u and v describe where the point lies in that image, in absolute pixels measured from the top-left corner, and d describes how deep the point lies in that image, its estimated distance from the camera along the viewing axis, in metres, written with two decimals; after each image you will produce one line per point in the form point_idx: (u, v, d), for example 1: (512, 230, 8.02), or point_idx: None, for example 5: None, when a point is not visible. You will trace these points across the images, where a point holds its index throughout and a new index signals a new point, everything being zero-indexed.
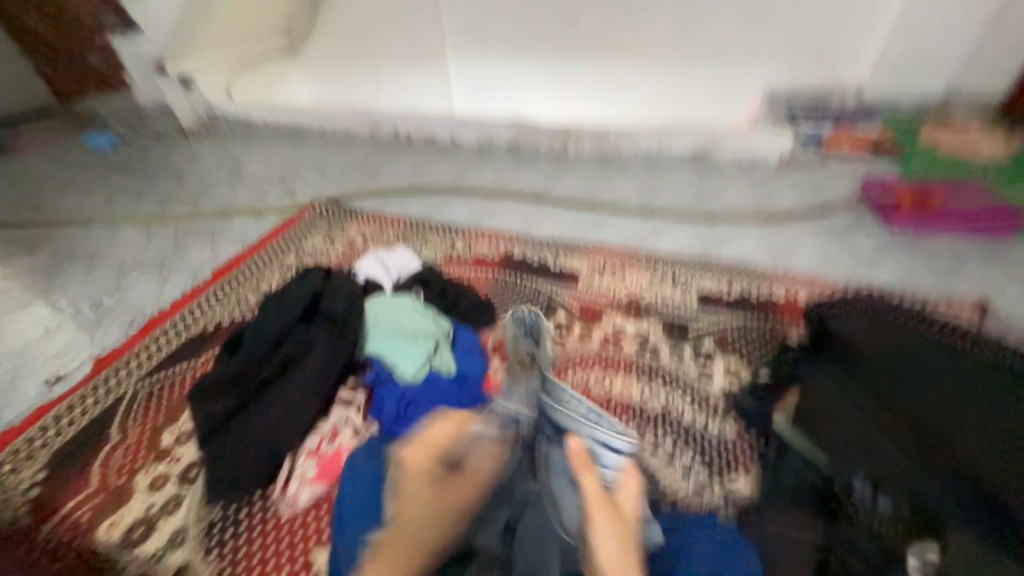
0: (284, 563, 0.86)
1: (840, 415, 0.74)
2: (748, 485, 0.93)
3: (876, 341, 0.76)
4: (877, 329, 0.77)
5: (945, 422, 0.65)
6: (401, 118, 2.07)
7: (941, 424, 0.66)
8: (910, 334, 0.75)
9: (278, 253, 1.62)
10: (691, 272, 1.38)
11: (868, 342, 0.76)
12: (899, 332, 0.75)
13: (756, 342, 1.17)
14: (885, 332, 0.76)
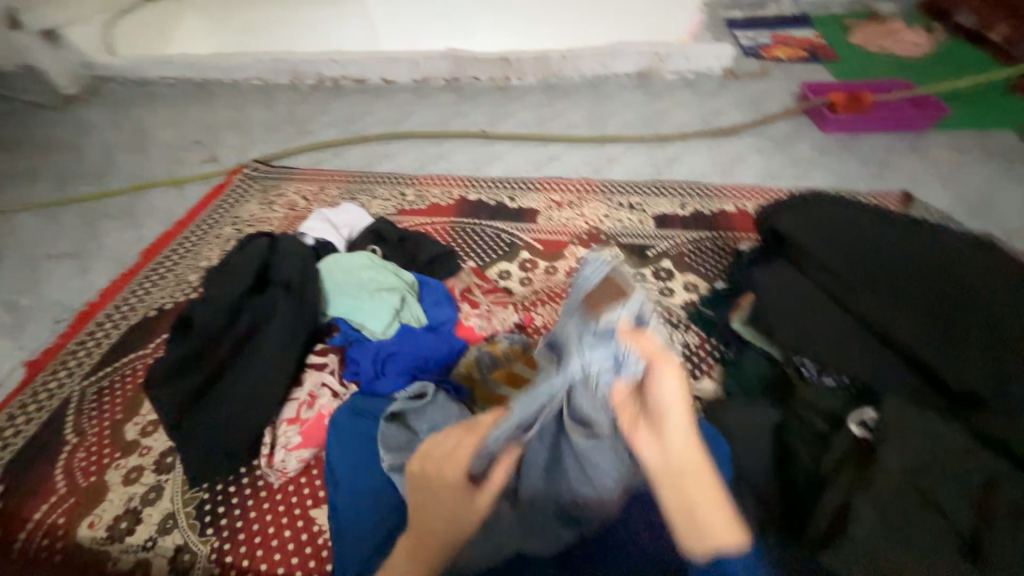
0: (285, 527, 0.86)
1: (793, 306, 0.80)
2: (714, 386, 0.95)
3: (823, 238, 0.82)
4: (821, 224, 0.84)
5: (879, 300, 0.75)
6: (323, 60, 1.87)
7: (879, 309, 0.74)
8: (853, 231, 0.81)
9: (212, 225, 1.48)
10: (646, 196, 1.40)
11: (813, 237, 0.83)
12: (840, 226, 0.82)
13: (712, 255, 1.23)
14: (832, 230, 0.82)
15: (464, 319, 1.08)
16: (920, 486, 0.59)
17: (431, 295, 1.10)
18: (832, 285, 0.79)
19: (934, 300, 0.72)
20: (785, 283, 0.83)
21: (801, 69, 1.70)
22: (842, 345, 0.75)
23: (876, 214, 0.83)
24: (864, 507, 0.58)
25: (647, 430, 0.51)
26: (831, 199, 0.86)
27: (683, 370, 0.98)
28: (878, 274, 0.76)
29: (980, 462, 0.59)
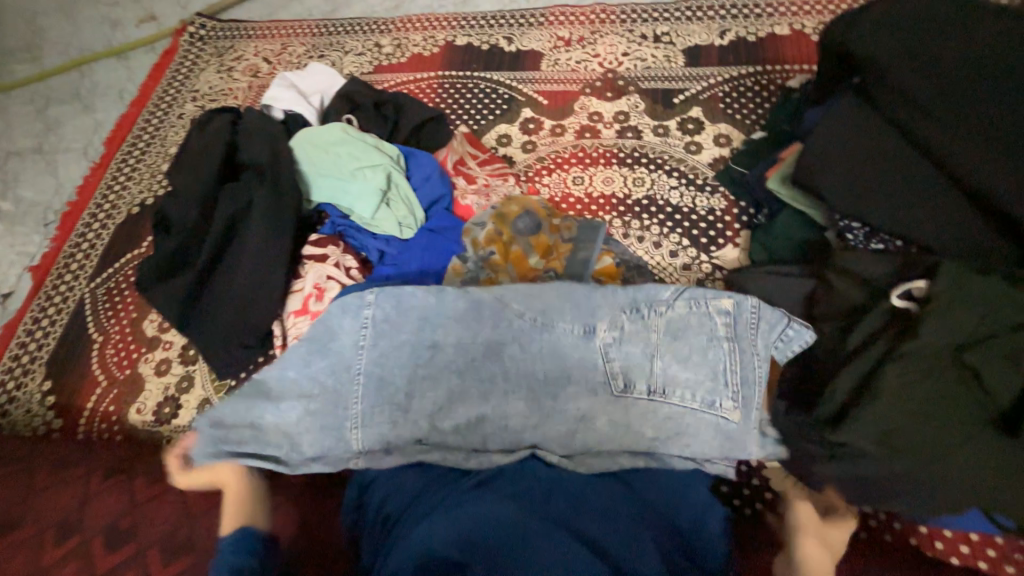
0: None
1: (859, 153, 0.65)
2: (738, 254, 0.92)
3: (904, 54, 0.63)
4: (907, 42, 0.63)
5: (974, 150, 0.59)
6: None
7: (969, 151, 0.59)
8: (953, 40, 0.62)
9: (171, 103, 1.33)
10: (675, 23, 1.20)
11: (894, 57, 0.63)
12: (943, 44, 0.62)
13: (752, 98, 1.06)
14: (917, 44, 0.63)
15: (461, 198, 0.98)
16: (966, 360, 0.54)
17: (421, 170, 0.98)
18: (912, 125, 0.62)
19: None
20: (849, 131, 0.66)
21: None
22: (911, 204, 0.62)
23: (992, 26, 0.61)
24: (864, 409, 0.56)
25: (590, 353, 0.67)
26: (923, 7, 0.64)
27: (704, 238, 0.94)
28: (991, 113, 0.58)
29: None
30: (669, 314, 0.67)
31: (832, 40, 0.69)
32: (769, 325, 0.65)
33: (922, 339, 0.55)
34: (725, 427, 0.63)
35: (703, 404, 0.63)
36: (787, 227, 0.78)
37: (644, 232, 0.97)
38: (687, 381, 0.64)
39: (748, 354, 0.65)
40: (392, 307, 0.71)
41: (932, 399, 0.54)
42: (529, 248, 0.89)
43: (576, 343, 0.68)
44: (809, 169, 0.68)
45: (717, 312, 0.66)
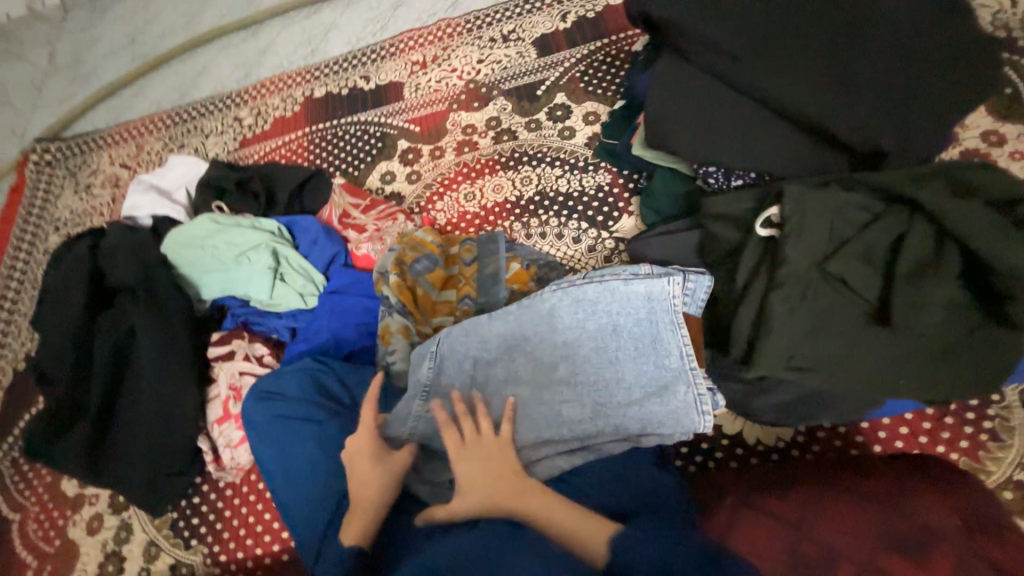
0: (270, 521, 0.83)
1: (694, 106, 0.68)
2: (634, 222, 0.94)
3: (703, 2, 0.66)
4: None
5: (783, 77, 0.62)
6: None
7: (780, 83, 0.63)
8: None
9: (35, 239, 1.23)
10: (517, 18, 1.22)
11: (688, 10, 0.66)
12: None
13: (607, 70, 1.10)
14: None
15: (356, 249, 0.94)
16: (839, 270, 0.57)
17: (307, 235, 0.94)
18: (723, 69, 0.65)
19: (838, 33, 0.62)
20: (678, 90, 0.69)
21: None
22: (750, 141, 0.65)
23: None
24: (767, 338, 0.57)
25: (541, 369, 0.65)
26: None
27: (599, 215, 0.96)
28: (783, 40, 0.63)
29: (885, 229, 0.58)
30: (565, 316, 0.66)
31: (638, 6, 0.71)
32: (658, 286, 0.64)
33: (790, 264, 0.58)
34: (647, 408, 0.62)
35: (642, 389, 0.63)
36: (664, 185, 0.81)
37: (545, 227, 0.98)
38: (600, 378, 0.64)
39: (646, 327, 0.64)
40: (465, 334, 0.69)
41: (818, 316, 0.57)
42: (431, 280, 0.88)
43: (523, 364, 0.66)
44: (657, 131, 0.70)
45: (605, 296, 0.65)
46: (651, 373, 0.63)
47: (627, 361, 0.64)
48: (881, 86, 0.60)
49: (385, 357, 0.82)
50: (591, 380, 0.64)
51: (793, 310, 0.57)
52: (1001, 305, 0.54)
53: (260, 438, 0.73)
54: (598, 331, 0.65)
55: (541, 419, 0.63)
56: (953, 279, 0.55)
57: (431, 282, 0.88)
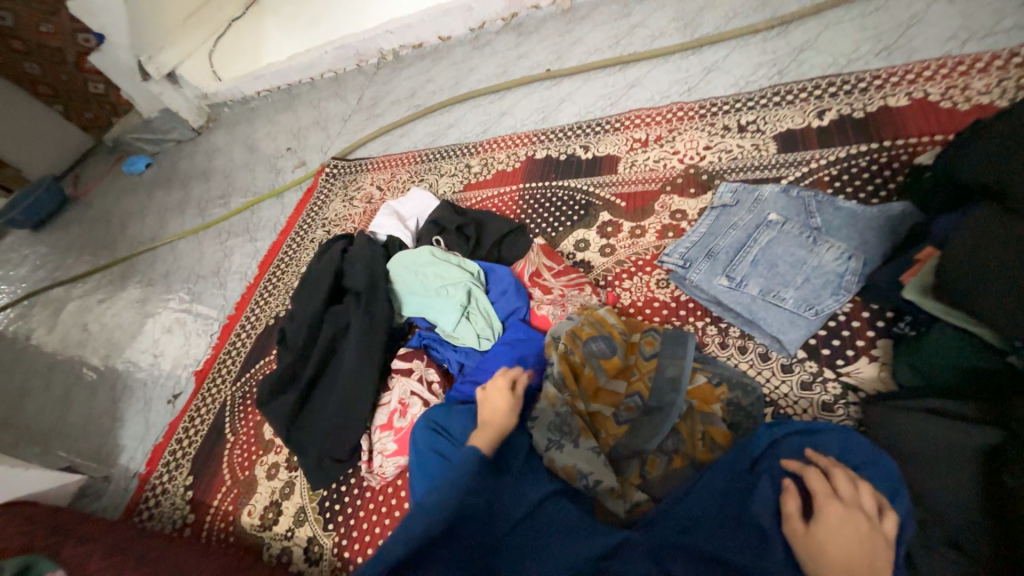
0: None
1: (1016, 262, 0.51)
2: (877, 371, 0.74)
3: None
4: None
5: None
6: (381, 35, 2.00)
7: None
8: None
9: (308, 230, 1.63)
10: (762, 110, 1.14)
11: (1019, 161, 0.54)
12: None
13: (868, 178, 0.94)
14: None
15: (537, 307, 0.98)
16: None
17: (499, 284, 1.01)
18: None
19: None
20: (992, 239, 0.54)
21: None
22: None
23: None
24: None
25: (763, 253, 0.84)
26: None
27: (827, 350, 0.78)
28: None
29: None
30: (782, 260, 0.82)
31: (964, 177, 0.61)
32: (818, 288, 0.78)
33: None
34: (770, 314, 0.80)
35: (804, 305, 0.78)
36: (944, 349, 0.62)
37: (745, 342, 0.84)
38: (762, 289, 0.81)
39: (805, 296, 0.79)
40: (728, 267, 0.85)
41: None
42: (602, 364, 0.83)
43: (749, 257, 0.84)
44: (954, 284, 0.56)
45: (846, 270, 0.77)
46: (785, 310, 0.79)
47: (784, 314, 0.79)
48: None
49: (528, 420, 0.80)
50: (795, 327, 0.79)
51: None
52: None
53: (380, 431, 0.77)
54: (795, 290, 0.79)
55: (727, 276, 0.85)
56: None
57: (603, 369, 0.82)
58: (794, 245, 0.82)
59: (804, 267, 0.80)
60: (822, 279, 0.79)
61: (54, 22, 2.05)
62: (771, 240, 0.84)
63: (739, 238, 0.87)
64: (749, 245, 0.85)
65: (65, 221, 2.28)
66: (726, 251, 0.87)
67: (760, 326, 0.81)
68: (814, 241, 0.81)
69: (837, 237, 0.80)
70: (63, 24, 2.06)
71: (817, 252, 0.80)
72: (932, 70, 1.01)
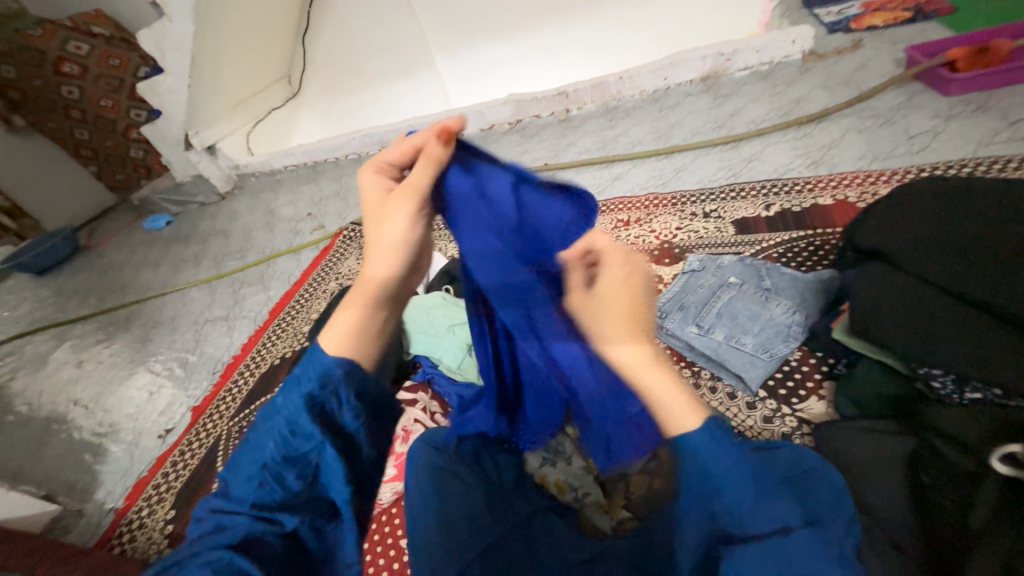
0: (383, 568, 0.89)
1: (904, 306, 0.68)
2: (825, 407, 0.87)
3: (909, 233, 0.73)
4: (912, 221, 0.74)
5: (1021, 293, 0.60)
6: (403, 128, 2.34)
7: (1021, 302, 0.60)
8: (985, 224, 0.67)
9: (322, 281, 1.78)
10: (721, 202, 1.40)
11: (893, 236, 0.74)
12: (943, 216, 0.71)
13: (808, 254, 1.15)
14: (916, 232, 0.72)
15: None
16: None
17: None
18: (938, 281, 0.67)
19: None
20: (883, 289, 0.71)
21: (884, 55, 1.65)
22: (979, 355, 0.61)
23: (990, 198, 0.70)
24: None
25: (726, 306, 1.00)
26: (916, 192, 0.76)
27: (783, 389, 0.91)
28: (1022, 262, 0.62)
29: None
30: (741, 313, 0.98)
31: (856, 240, 0.79)
32: (771, 336, 0.94)
33: None
34: (736, 357, 0.94)
35: (761, 350, 0.93)
36: (870, 380, 0.76)
37: (715, 383, 0.96)
38: (727, 336, 0.96)
39: (762, 343, 0.94)
40: (698, 317, 1.01)
41: None
42: None
43: (714, 309, 1.00)
44: (862, 322, 0.72)
45: (792, 321, 0.94)
46: (746, 353, 0.94)
47: (748, 357, 0.93)
48: None
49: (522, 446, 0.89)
50: (757, 368, 0.92)
51: None
52: None
53: (342, 397, 0.60)
54: (753, 337, 0.95)
55: (696, 324, 1.00)
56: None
57: None
58: (751, 300, 0.99)
59: (760, 319, 0.96)
60: (774, 329, 0.95)
61: (113, 100, 2.26)
62: (732, 297, 1.01)
63: (706, 295, 1.03)
64: (715, 300, 1.02)
65: (76, 267, 2.38)
66: (695, 304, 1.03)
67: (729, 367, 0.94)
68: (766, 298, 0.99)
69: (783, 295, 0.98)
70: (121, 101, 2.27)
71: (769, 307, 0.97)
72: (850, 179, 1.29)
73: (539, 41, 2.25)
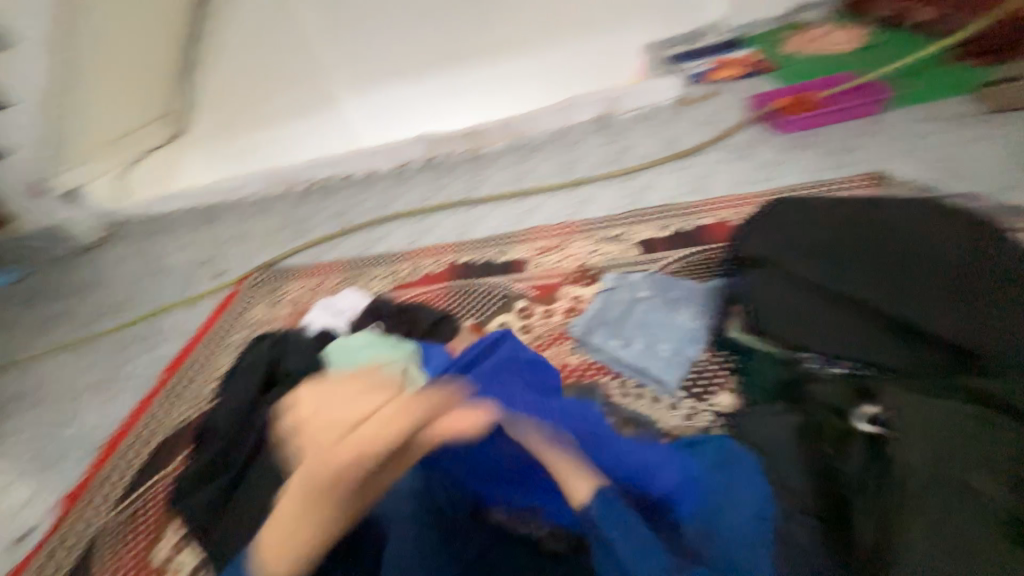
0: None
1: (784, 304, 0.83)
2: (732, 398, 0.96)
3: (775, 244, 0.90)
4: (774, 235, 0.92)
5: (856, 289, 0.80)
6: (312, 166, 2.26)
7: (858, 295, 0.79)
8: (827, 236, 0.87)
9: (225, 334, 1.59)
10: (626, 226, 1.56)
11: (766, 247, 0.90)
12: (795, 231, 0.91)
13: (702, 267, 1.33)
14: (780, 244, 0.90)
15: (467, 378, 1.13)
16: (952, 475, 0.58)
17: (434, 361, 1.13)
18: (803, 282, 0.84)
19: (911, 266, 0.79)
20: (767, 291, 0.86)
21: (735, 101, 2.01)
22: (840, 338, 0.78)
23: (822, 215, 0.91)
24: (890, 537, 0.58)
25: (640, 323, 1.11)
26: (773, 212, 0.95)
27: (696, 387, 0.99)
28: (851, 265, 0.82)
29: (1005, 436, 0.59)
30: (654, 327, 1.09)
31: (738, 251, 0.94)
32: (682, 343, 1.06)
33: (901, 467, 0.61)
34: (656, 367, 1.04)
35: (676, 357, 1.04)
36: (762, 367, 0.87)
37: (641, 390, 1.03)
38: (645, 349, 1.07)
39: (675, 350, 1.05)
40: (619, 336, 1.11)
41: (946, 525, 0.56)
42: None
43: (631, 328, 1.11)
44: (756, 319, 0.84)
45: (697, 327, 1.07)
46: (664, 362, 1.04)
47: (665, 365, 1.03)
48: (949, 307, 0.75)
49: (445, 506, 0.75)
50: (675, 373, 1.02)
51: (912, 520, 0.57)
52: None
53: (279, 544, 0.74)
54: (668, 347, 1.06)
55: (619, 343, 1.10)
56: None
57: None
58: (661, 314, 1.11)
59: (671, 330, 1.08)
60: (683, 336, 1.06)
61: None
62: (644, 313, 1.12)
63: (623, 315, 1.14)
64: (631, 319, 1.12)
65: None
66: (614, 325, 1.13)
67: (652, 377, 1.03)
68: (673, 310, 1.11)
69: (686, 305, 1.11)
70: None
71: (677, 317, 1.09)
72: (725, 203, 1.53)
73: (447, 84, 2.36)
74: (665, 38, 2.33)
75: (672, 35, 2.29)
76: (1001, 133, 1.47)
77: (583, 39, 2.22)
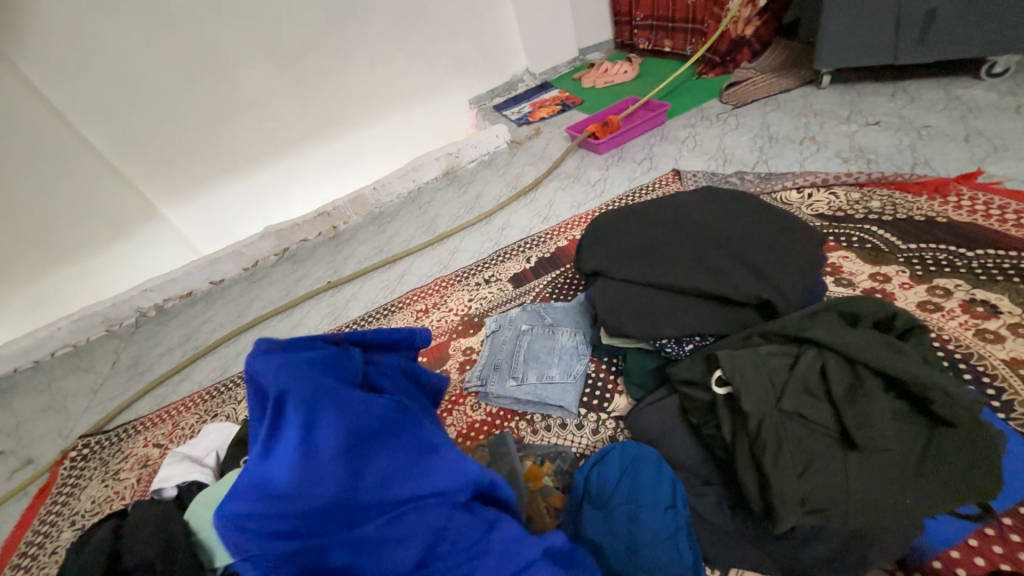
0: None
1: (629, 303, 0.91)
2: (625, 399, 1.03)
3: (606, 252, 0.98)
4: (603, 244, 1.00)
5: (676, 273, 0.88)
6: (136, 294, 1.91)
7: (680, 277, 0.88)
8: (643, 232, 0.97)
9: (46, 541, 1.22)
10: (494, 267, 1.61)
11: (598, 258, 0.98)
12: (618, 235, 1.00)
13: (569, 286, 1.42)
14: (609, 252, 0.98)
15: None
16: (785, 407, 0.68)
17: None
18: (637, 280, 0.91)
19: (710, 239, 0.90)
20: (613, 297, 0.93)
21: (557, 135, 2.27)
22: (681, 319, 0.87)
23: (634, 216, 1.02)
24: (765, 482, 0.64)
25: (527, 353, 1.12)
26: (596, 224, 1.04)
27: (593, 399, 1.04)
28: (667, 252, 0.92)
29: (809, 364, 0.71)
30: (541, 353, 1.12)
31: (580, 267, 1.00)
32: (568, 360, 1.10)
33: (754, 413, 0.67)
34: (552, 391, 1.05)
35: (567, 375, 1.07)
36: (637, 364, 0.96)
37: (547, 421, 1.04)
38: (539, 377, 1.08)
39: (564, 369, 1.08)
40: (511, 372, 1.10)
41: (797, 456, 0.64)
42: None
43: (520, 360, 1.12)
44: (612, 325, 0.91)
45: (577, 342, 1.12)
46: (558, 384, 1.06)
47: (560, 386, 1.05)
48: (749, 263, 0.86)
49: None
50: (571, 391, 1.04)
51: (775, 460, 0.64)
52: (930, 408, 0.65)
53: None
54: (557, 368, 1.08)
55: (513, 378, 1.09)
56: (884, 394, 0.67)
57: None
58: (543, 339, 1.14)
59: (555, 351, 1.12)
60: (568, 354, 1.11)
61: None
62: (529, 343, 1.14)
63: (511, 350, 1.15)
64: (519, 352, 1.13)
65: None
66: (505, 362, 1.13)
67: (551, 402, 1.04)
68: (553, 332, 1.16)
69: (563, 326, 1.17)
70: None
71: (558, 338, 1.14)
72: (571, 223, 1.69)
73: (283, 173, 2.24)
74: (484, 92, 2.53)
75: (490, 89, 2.53)
76: (748, 118, 1.86)
77: (411, 105, 2.29)
